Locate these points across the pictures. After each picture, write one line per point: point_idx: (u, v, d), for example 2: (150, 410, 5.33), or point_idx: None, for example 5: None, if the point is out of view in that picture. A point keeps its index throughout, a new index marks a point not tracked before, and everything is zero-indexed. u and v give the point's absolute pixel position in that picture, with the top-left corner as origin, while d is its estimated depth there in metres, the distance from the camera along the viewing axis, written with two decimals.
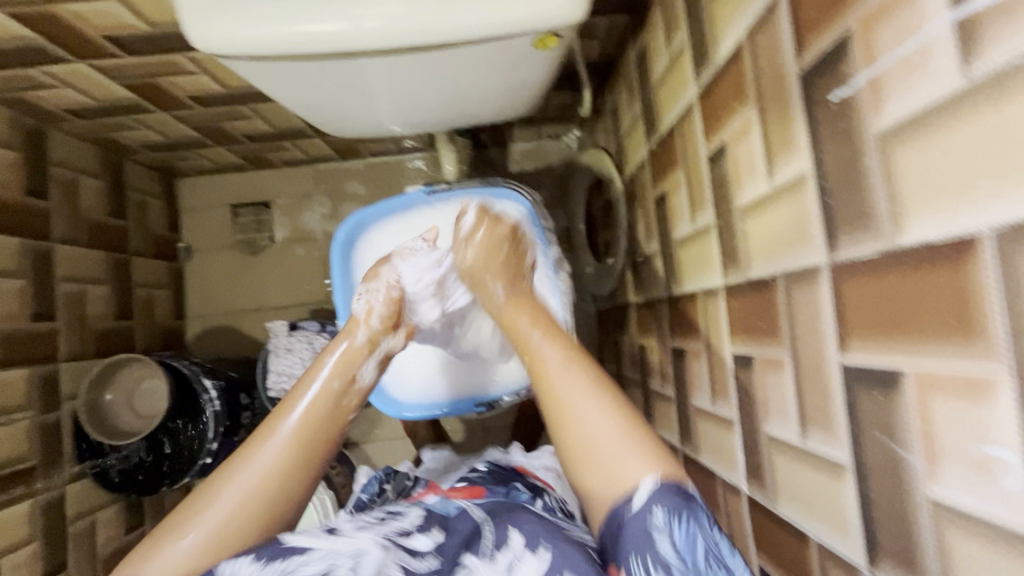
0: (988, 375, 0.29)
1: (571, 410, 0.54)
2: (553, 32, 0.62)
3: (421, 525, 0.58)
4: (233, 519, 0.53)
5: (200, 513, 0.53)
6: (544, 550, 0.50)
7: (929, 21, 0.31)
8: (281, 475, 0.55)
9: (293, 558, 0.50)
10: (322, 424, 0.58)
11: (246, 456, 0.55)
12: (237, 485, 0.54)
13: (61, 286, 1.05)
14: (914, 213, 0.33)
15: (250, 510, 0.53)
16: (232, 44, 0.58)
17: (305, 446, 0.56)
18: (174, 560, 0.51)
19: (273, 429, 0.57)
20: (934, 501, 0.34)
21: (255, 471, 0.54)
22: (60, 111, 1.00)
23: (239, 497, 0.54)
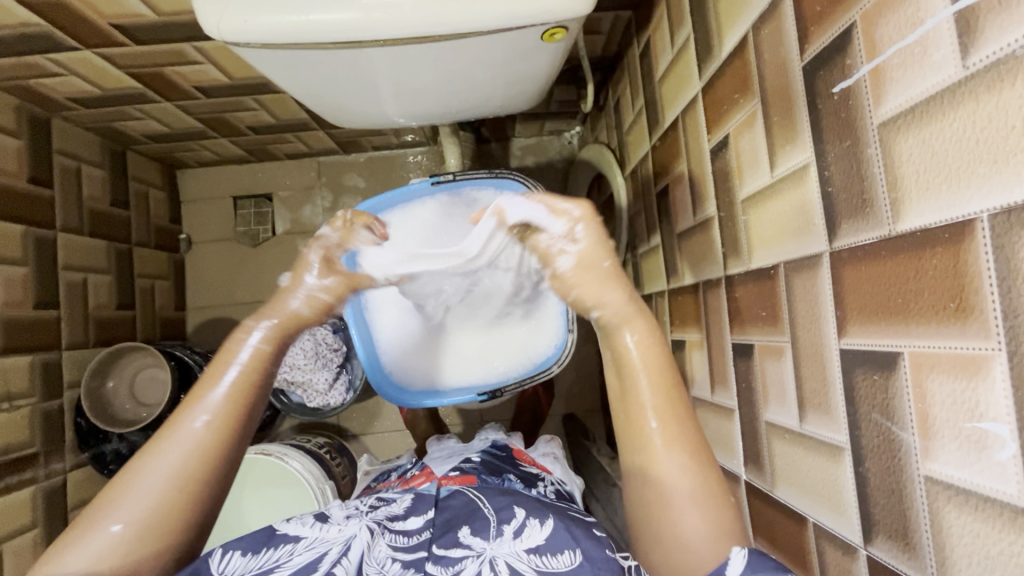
0: (983, 354, 0.30)
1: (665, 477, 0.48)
2: (560, 25, 0.63)
3: (412, 506, 0.59)
4: (165, 502, 0.46)
5: (126, 493, 0.46)
6: (551, 520, 0.52)
7: (929, 13, 0.32)
8: (213, 447, 0.49)
9: (284, 547, 0.49)
10: (245, 401, 0.52)
11: (171, 430, 0.49)
12: (163, 462, 0.47)
13: (64, 275, 1.05)
14: (913, 200, 0.34)
15: (179, 490, 0.47)
16: (244, 32, 0.58)
17: (231, 419, 0.50)
18: (98, 549, 0.43)
19: (198, 401, 0.50)
20: (929, 477, 0.35)
21: (185, 445, 0.48)
22: (64, 100, 1.00)
23: (168, 474, 0.47)
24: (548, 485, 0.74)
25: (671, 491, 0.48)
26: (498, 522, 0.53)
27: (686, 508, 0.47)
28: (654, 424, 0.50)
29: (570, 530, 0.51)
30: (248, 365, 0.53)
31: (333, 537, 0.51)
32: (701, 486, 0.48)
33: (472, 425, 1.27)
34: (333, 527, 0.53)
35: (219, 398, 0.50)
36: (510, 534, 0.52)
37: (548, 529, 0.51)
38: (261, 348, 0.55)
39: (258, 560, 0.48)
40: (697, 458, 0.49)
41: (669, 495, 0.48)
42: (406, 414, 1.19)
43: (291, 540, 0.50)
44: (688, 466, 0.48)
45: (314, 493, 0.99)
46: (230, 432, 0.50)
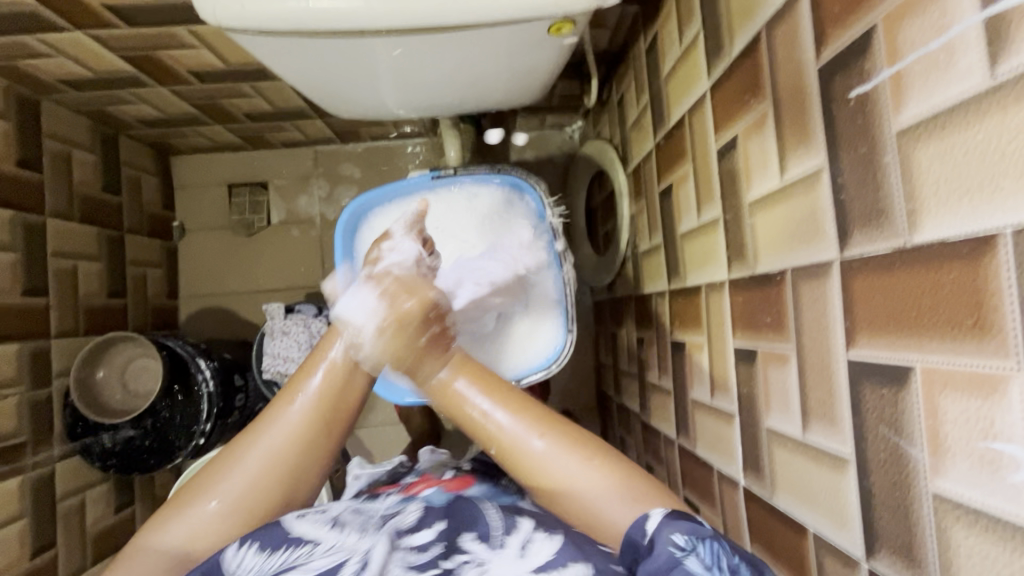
0: (1000, 373, 0.30)
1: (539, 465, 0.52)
2: (567, 19, 0.61)
3: (421, 518, 0.52)
4: (256, 484, 0.53)
5: (224, 474, 0.53)
6: (559, 533, 0.48)
7: (956, 19, 0.31)
8: (300, 437, 0.55)
9: (300, 548, 0.48)
10: (339, 399, 0.58)
11: (270, 417, 0.56)
12: (263, 445, 0.54)
13: (54, 261, 1.03)
14: (931, 212, 0.33)
15: (272, 471, 0.53)
16: (241, 18, 0.56)
17: (321, 417, 0.56)
18: (201, 520, 0.51)
19: (297, 390, 0.57)
20: (938, 494, 0.34)
21: (279, 431, 0.55)
22: (55, 82, 0.97)
23: (262, 458, 0.54)
24: None
25: (542, 466, 0.52)
26: (501, 526, 0.51)
27: (564, 470, 0.51)
28: (476, 405, 0.56)
29: (581, 544, 0.47)
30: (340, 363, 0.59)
31: (352, 545, 0.48)
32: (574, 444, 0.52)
33: None
34: (351, 534, 0.50)
35: (315, 388, 0.57)
36: (514, 546, 0.48)
37: (556, 542, 0.47)
38: (346, 352, 0.59)
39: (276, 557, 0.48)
40: (548, 424, 0.54)
41: (552, 472, 0.51)
42: (400, 409, 1.18)
43: (308, 541, 0.49)
44: (545, 436, 0.53)
45: None
46: (320, 425, 0.56)
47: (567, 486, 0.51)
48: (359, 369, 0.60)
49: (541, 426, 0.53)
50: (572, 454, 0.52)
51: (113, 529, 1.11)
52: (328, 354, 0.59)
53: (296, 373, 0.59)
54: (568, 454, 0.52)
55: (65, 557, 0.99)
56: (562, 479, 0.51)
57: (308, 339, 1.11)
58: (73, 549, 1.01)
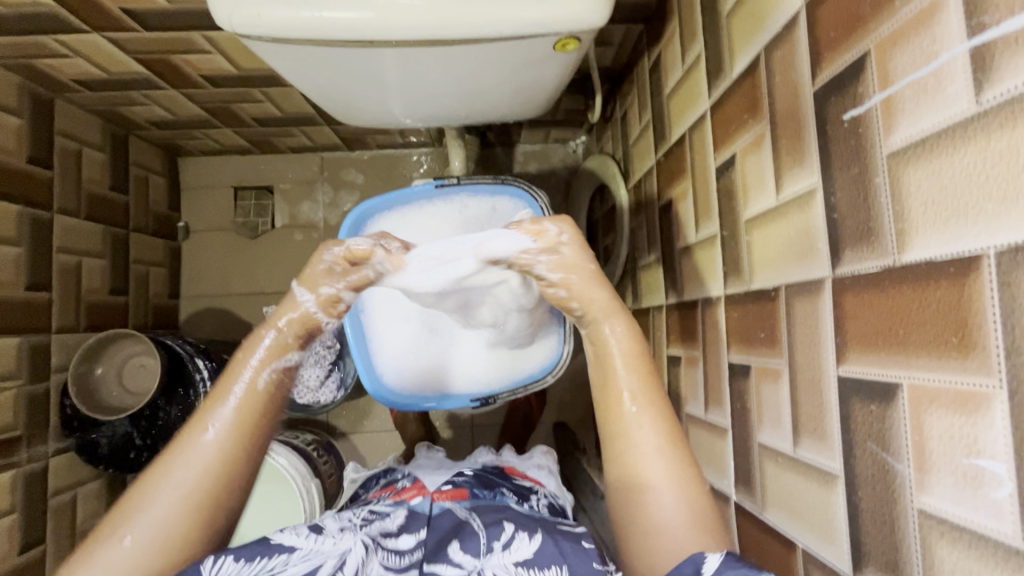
0: (983, 390, 0.30)
1: (653, 486, 0.51)
2: (573, 36, 0.63)
3: (405, 524, 0.57)
4: (173, 517, 0.49)
5: (137, 511, 0.48)
6: (539, 534, 0.53)
7: (944, 47, 0.32)
8: (218, 462, 0.51)
9: (278, 556, 0.48)
10: (257, 417, 0.54)
11: (179, 448, 0.51)
12: (173, 477, 0.50)
13: (59, 257, 1.04)
14: (919, 231, 0.34)
15: (195, 504, 0.49)
16: (256, 25, 0.58)
17: (236, 439, 0.53)
18: (112, 565, 0.46)
19: (209, 416, 0.53)
20: (923, 510, 0.35)
21: (193, 461, 0.51)
22: (69, 81, 0.99)
23: (176, 490, 0.49)
24: (541, 498, 0.75)
25: (658, 491, 0.50)
26: (488, 538, 0.54)
27: (656, 474, 0.51)
28: (633, 407, 0.54)
29: (559, 545, 0.52)
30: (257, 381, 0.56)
31: (328, 550, 0.50)
32: (666, 443, 0.52)
33: (462, 430, 1.26)
34: (328, 539, 0.51)
35: (230, 411, 0.53)
36: (498, 548, 0.53)
37: (536, 543, 0.52)
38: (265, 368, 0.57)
39: (252, 567, 0.47)
40: (671, 444, 0.52)
41: (643, 470, 0.51)
42: (396, 415, 1.19)
43: (286, 550, 0.49)
44: (662, 452, 0.52)
45: (299, 490, 0.99)
46: (242, 444, 0.53)
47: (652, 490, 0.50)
48: (276, 391, 0.57)
49: (672, 445, 0.52)
50: (673, 470, 0.51)
51: None
52: (246, 372, 0.57)
53: (207, 400, 0.55)
54: (667, 461, 0.51)
55: (53, 555, 0.98)
56: (652, 490, 0.50)
57: None
58: (62, 546, 1.00)
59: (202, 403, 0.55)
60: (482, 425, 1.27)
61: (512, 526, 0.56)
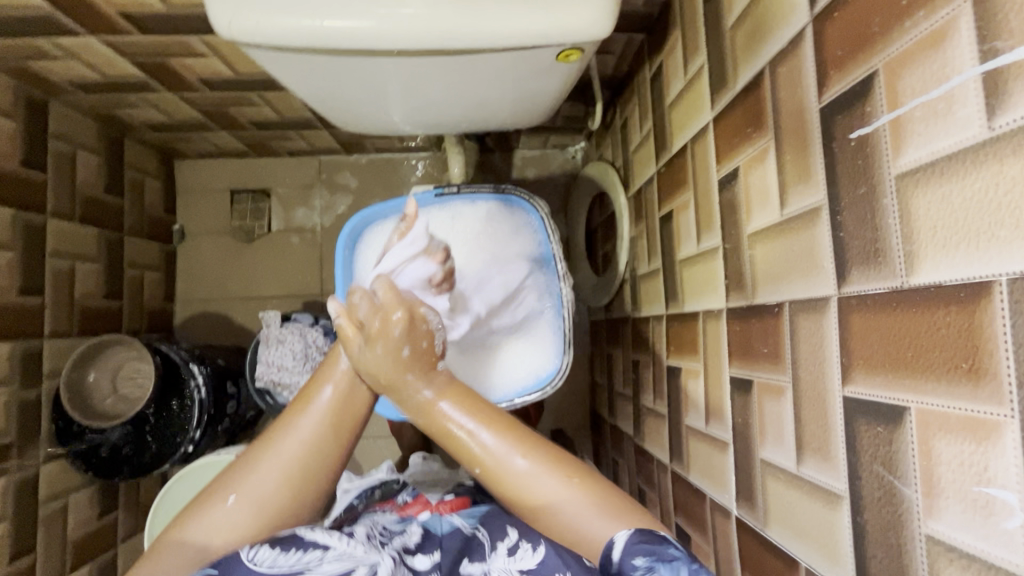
0: (996, 418, 0.30)
1: (516, 476, 0.51)
2: (576, 47, 0.62)
3: (422, 543, 0.58)
4: (271, 490, 0.53)
5: (243, 478, 0.53)
6: (543, 545, 0.53)
7: (955, 70, 0.32)
8: (316, 448, 0.55)
9: (313, 551, 0.49)
10: (348, 416, 0.57)
11: (289, 426, 0.55)
12: (277, 454, 0.54)
13: (52, 261, 1.03)
14: (928, 255, 0.34)
15: (292, 477, 0.54)
16: (255, 33, 0.57)
17: (336, 430, 0.56)
18: (220, 524, 0.52)
19: (308, 402, 0.56)
20: (931, 536, 0.34)
21: (298, 442, 0.54)
22: (63, 83, 0.98)
23: (283, 461, 0.54)
24: None
25: (525, 484, 0.51)
26: (493, 542, 0.57)
27: (551, 492, 0.50)
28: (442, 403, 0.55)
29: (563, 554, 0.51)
30: (345, 375, 0.58)
31: (360, 556, 0.50)
32: (551, 458, 0.52)
33: None
34: (359, 544, 0.51)
35: (331, 397, 0.56)
36: (505, 552, 0.54)
37: (540, 553, 0.52)
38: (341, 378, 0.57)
39: (286, 559, 0.48)
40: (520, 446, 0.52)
41: (532, 488, 0.51)
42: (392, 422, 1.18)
43: (319, 546, 0.50)
44: (543, 468, 0.52)
45: None
46: (333, 432, 0.56)
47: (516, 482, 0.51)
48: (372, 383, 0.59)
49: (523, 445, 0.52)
50: (544, 464, 0.52)
51: (94, 535, 1.09)
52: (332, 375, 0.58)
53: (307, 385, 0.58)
54: (548, 472, 0.51)
55: (44, 563, 0.97)
56: (543, 501, 0.51)
57: (304, 349, 1.11)
58: (53, 555, 0.99)
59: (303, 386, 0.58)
60: None
61: (513, 531, 0.57)
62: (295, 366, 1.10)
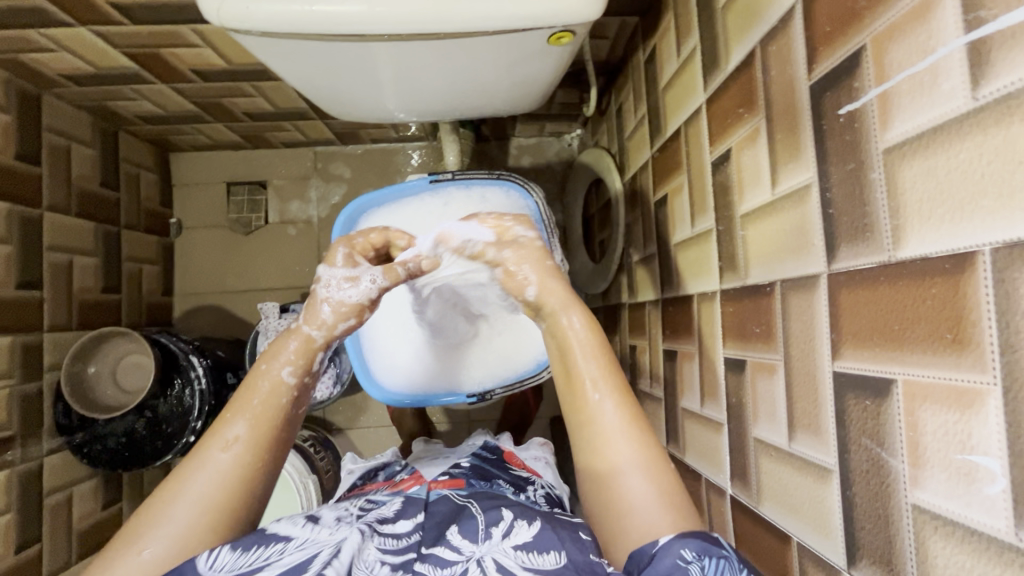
0: (978, 387, 0.30)
1: (606, 435, 0.53)
2: (568, 29, 0.62)
3: (401, 510, 0.58)
4: (190, 528, 0.48)
5: (157, 523, 0.48)
6: (539, 521, 0.53)
7: (940, 42, 0.32)
8: (237, 479, 0.51)
9: (274, 545, 0.48)
10: (274, 433, 0.54)
11: (198, 464, 0.51)
12: (193, 491, 0.50)
13: (49, 255, 1.03)
14: (914, 228, 0.34)
15: (213, 513, 0.49)
16: (244, 18, 0.57)
17: (260, 449, 0.53)
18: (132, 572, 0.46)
19: (225, 429, 0.53)
20: (917, 505, 0.35)
21: (214, 471, 0.50)
22: (56, 76, 0.97)
23: (200, 497, 0.49)
24: (538, 488, 0.75)
25: (608, 450, 0.53)
26: (484, 521, 0.55)
27: (624, 459, 0.52)
28: (595, 395, 0.55)
29: (556, 532, 0.51)
30: (264, 397, 0.55)
31: (324, 539, 0.50)
32: (631, 428, 0.53)
33: (459, 424, 1.27)
34: (324, 530, 0.52)
35: (252, 416, 0.53)
36: (498, 534, 0.52)
37: (536, 528, 0.52)
38: (295, 367, 0.57)
39: (249, 557, 0.47)
40: (631, 425, 0.53)
41: (603, 427, 0.54)
42: (392, 411, 1.18)
43: (281, 539, 0.49)
44: (624, 436, 0.53)
45: (296, 486, 0.99)
46: (255, 461, 0.52)
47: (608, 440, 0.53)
48: (293, 404, 0.57)
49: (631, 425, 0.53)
50: (625, 425, 0.53)
51: (98, 526, 1.10)
52: (261, 387, 0.55)
53: (226, 408, 0.54)
54: (629, 433, 0.53)
55: (50, 553, 0.98)
56: (610, 454, 0.53)
57: None
58: (58, 545, 1.00)
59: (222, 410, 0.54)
60: (479, 420, 1.28)
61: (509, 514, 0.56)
62: None
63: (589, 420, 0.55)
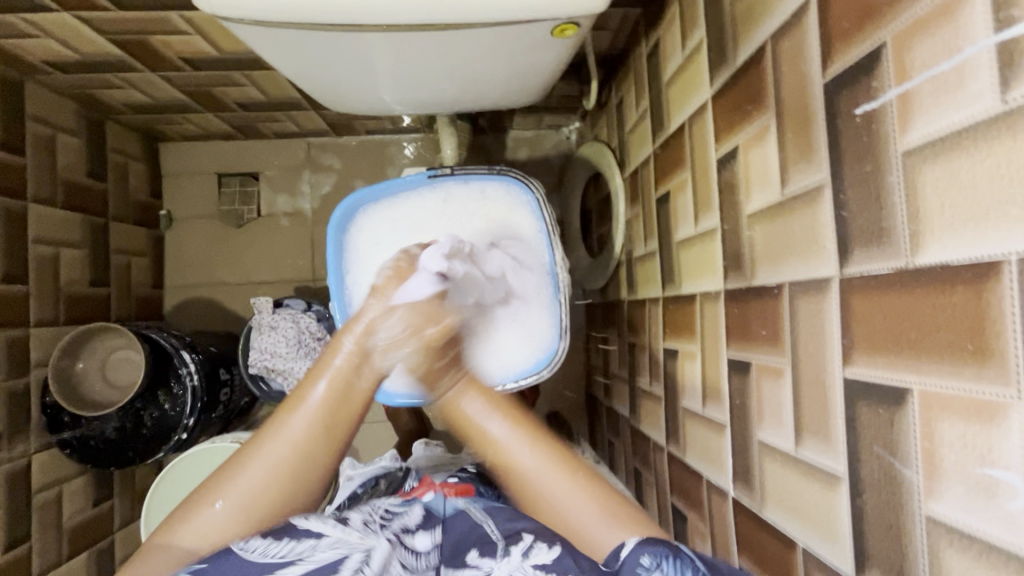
0: (1001, 400, 0.29)
1: (539, 487, 0.52)
2: (572, 21, 0.60)
3: (422, 522, 0.59)
4: (262, 492, 0.50)
5: (232, 483, 0.50)
6: (559, 545, 0.49)
7: (968, 41, 0.31)
8: (305, 449, 0.52)
9: (306, 540, 0.47)
10: (343, 408, 0.53)
11: (272, 429, 0.52)
12: (265, 458, 0.51)
13: (34, 248, 1.00)
14: (935, 234, 0.33)
15: (282, 479, 0.51)
16: (235, 6, 0.55)
17: (329, 425, 0.52)
18: (207, 525, 0.50)
19: (301, 401, 0.53)
20: (932, 517, 0.34)
21: (286, 442, 0.51)
22: (38, 62, 0.94)
23: (271, 464, 0.51)
24: None
25: (550, 500, 0.52)
26: (506, 544, 0.51)
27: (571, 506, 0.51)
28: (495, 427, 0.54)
29: (579, 562, 0.46)
30: (341, 380, 0.54)
31: (354, 542, 0.48)
32: (558, 464, 0.52)
33: None
34: (354, 532, 0.50)
35: (324, 394, 0.53)
36: (515, 552, 0.49)
37: (556, 551, 0.48)
38: (354, 346, 0.56)
39: (279, 546, 0.47)
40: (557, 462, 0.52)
41: (520, 468, 0.53)
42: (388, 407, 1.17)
43: (313, 535, 0.48)
44: (560, 481, 0.52)
45: None
46: (324, 439, 0.52)
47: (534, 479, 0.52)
48: (365, 380, 0.55)
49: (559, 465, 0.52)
50: (564, 477, 0.52)
51: (89, 523, 1.08)
52: (333, 362, 0.55)
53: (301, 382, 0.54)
54: (550, 468, 0.52)
55: (40, 552, 0.96)
56: (537, 487, 0.52)
57: (296, 336, 1.09)
58: (48, 544, 0.98)
59: (297, 384, 0.54)
60: None
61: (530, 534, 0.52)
62: (289, 353, 1.08)
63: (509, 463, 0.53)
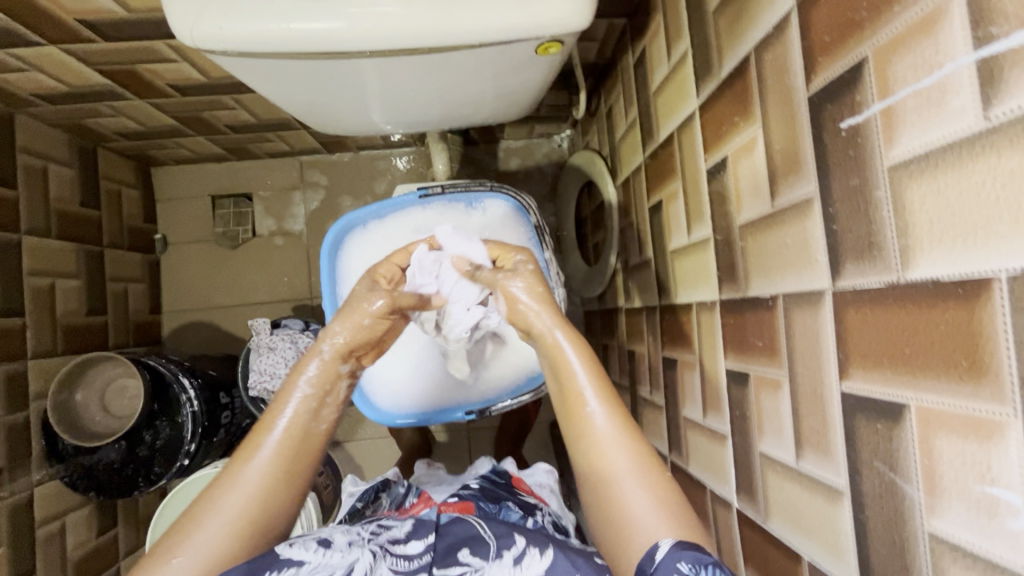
0: (998, 418, 0.29)
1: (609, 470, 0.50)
2: (556, 39, 0.60)
3: (413, 530, 0.57)
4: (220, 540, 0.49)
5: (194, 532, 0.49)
6: (551, 549, 0.51)
7: (948, 57, 0.31)
8: (267, 489, 0.52)
9: (287, 570, 0.47)
10: (302, 450, 0.55)
11: (231, 475, 0.53)
12: (225, 507, 0.51)
13: (30, 280, 1.00)
14: (925, 250, 0.33)
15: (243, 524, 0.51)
16: (219, 40, 0.55)
17: (289, 470, 0.54)
18: None
19: (255, 447, 0.54)
20: (934, 534, 0.34)
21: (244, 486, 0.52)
22: (26, 96, 0.94)
23: (230, 514, 0.51)
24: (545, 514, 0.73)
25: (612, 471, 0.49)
26: (498, 546, 0.53)
27: (620, 463, 0.50)
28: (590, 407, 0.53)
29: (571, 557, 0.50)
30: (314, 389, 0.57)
31: (337, 562, 0.50)
32: (625, 434, 0.52)
33: (459, 433, 1.25)
34: (338, 552, 0.51)
35: (280, 431, 0.55)
36: (509, 561, 0.50)
37: (548, 558, 0.50)
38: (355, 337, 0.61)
39: None
40: (623, 429, 0.52)
41: (607, 461, 0.51)
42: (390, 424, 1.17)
43: (294, 562, 0.48)
44: (619, 443, 0.51)
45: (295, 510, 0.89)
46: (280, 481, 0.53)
47: (615, 477, 0.50)
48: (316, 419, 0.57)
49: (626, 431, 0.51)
50: (624, 445, 0.51)
51: (94, 553, 1.08)
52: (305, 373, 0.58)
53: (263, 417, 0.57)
54: (624, 446, 0.51)
55: None
56: (610, 466, 0.50)
57: (295, 355, 1.09)
58: None
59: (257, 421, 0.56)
60: (478, 429, 1.26)
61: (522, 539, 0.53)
62: None
63: (595, 454, 0.51)
